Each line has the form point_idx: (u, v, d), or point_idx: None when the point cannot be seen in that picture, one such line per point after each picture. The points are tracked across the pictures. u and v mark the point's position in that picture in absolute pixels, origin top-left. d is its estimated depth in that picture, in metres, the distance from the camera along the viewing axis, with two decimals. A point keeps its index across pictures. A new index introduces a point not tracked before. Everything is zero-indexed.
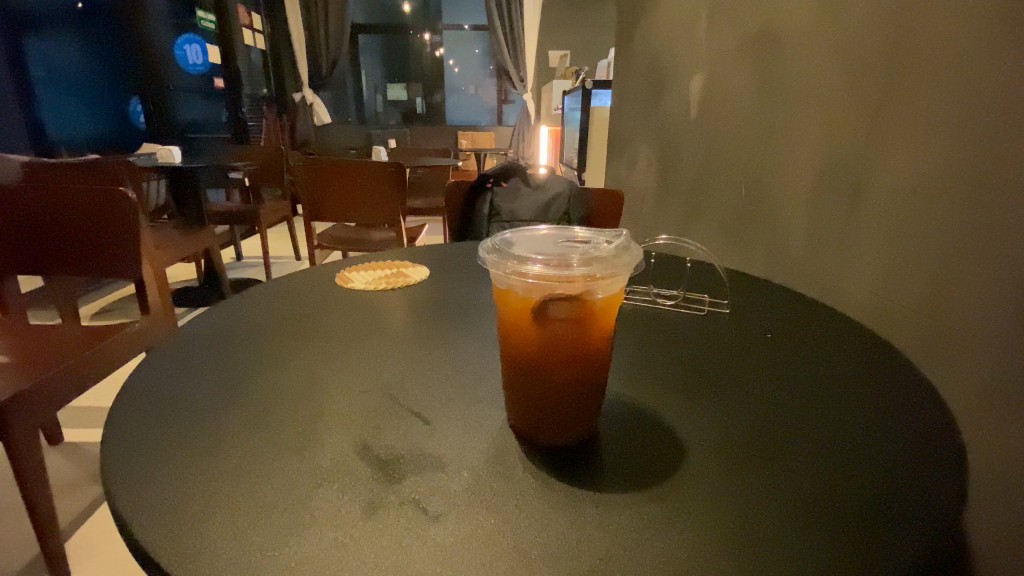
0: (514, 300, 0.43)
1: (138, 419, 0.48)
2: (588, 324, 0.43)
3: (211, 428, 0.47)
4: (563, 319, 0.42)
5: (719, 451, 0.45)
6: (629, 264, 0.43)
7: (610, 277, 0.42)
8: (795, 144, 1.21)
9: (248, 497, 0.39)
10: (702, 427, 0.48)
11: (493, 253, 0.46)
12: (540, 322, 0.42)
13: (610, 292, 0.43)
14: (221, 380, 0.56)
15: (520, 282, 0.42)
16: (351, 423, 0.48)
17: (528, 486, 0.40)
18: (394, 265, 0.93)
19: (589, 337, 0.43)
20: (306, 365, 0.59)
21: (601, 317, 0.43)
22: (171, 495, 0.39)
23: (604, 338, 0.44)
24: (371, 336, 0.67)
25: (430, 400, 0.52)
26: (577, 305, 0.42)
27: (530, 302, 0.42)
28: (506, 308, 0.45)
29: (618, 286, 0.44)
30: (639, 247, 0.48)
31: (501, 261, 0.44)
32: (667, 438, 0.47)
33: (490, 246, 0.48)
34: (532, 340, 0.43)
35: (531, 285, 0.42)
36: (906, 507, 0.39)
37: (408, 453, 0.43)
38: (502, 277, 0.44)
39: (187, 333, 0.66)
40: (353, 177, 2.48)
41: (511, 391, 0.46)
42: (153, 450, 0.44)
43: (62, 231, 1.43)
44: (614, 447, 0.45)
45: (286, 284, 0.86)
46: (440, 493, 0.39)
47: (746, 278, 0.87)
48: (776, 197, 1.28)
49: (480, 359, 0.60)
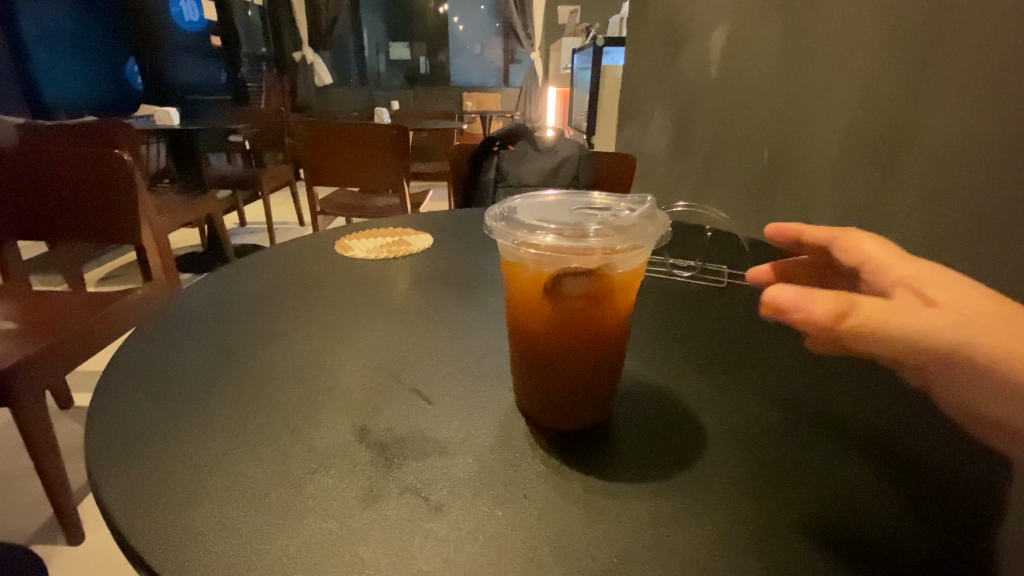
0: (523, 274, 0.40)
1: (128, 396, 0.46)
2: (605, 301, 0.39)
3: (201, 405, 0.45)
4: (578, 297, 0.38)
5: (736, 437, 0.42)
6: (655, 235, 0.40)
7: (633, 250, 0.38)
8: (821, 106, 1.13)
9: (236, 484, 0.36)
10: (721, 411, 0.45)
11: (499, 220, 0.42)
12: (553, 300, 0.39)
13: (631, 267, 0.39)
14: (214, 354, 0.53)
15: (530, 254, 0.38)
16: (349, 403, 0.45)
17: (536, 475, 0.37)
18: (397, 233, 0.89)
19: (606, 316, 0.40)
20: (303, 339, 0.57)
21: (620, 295, 0.40)
22: (156, 482, 0.36)
23: (624, 316, 0.41)
24: (374, 309, 0.64)
25: (433, 378, 0.49)
26: (594, 281, 0.38)
27: (541, 276, 0.39)
28: (513, 282, 0.41)
29: (641, 262, 0.40)
30: (664, 216, 0.43)
31: (509, 229, 0.39)
32: (681, 423, 0.43)
33: (493, 213, 0.44)
34: (544, 317, 0.40)
35: (543, 258, 0.38)
36: (940, 505, 0.35)
37: (409, 436, 0.41)
38: (509, 249, 0.40)
39: (181, 305, 0.64)
40: (355, 142, 2.41)
41: (521, 375, 0.43)
42: (142, 432, 0.41)
43: (59, 194, 1.39)
44: (628, 432, 0.42)
45: (285, 252, 0.83)
46: (443, 481, 0.36)
47: (767, 248, 0.82)
48: (800, 163, 1.21)
49: (486, 334, 0.57)
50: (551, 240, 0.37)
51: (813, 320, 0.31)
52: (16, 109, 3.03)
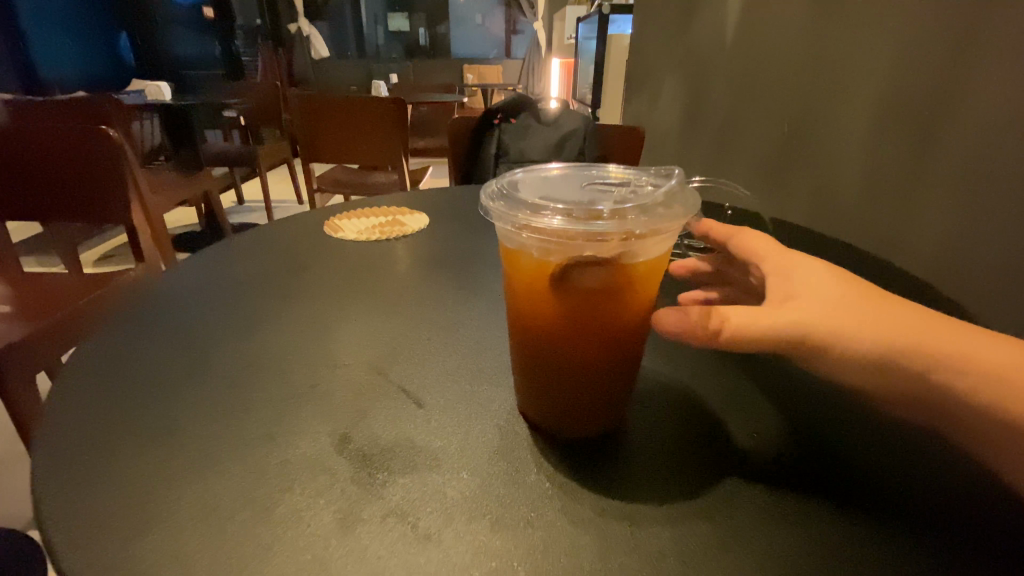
0: (525, 264, 0.34)
1: (85, 403, 0.41)
2: (621, 294, 0.34)
3: (168, 410, 0.40)
4: (589, 290, 0.33)
5: (748, 447, 0.37)
6: (683, 216, 0.34)
7: (657, 235, 0.33)
8: (856, 75, 1.06)
9: (199, 508, 0.32)
10: (729, 415, 0.40)
11: (497, 199, 0.36)
12: (561, 293, 0.33)
13: (650, 254, 0.34)
14: (186, 350, 0.48)
15: (534, 239, 0.33)
16: (332, 407, 0.40)
17: (541, 495, 0.33)
18: (390, 213, 0.83)
19: (621, 311, 0.34)
20: (285, 331, 0.52)
21: (639, 286, 0.34)
22: (108, 507, 0.32)
23: (643, 310, 0.36)
24: (365, 298, 0.59)
25: (425, 377, 0.44)
26: (608, 271, 0.33)
27: (546, 266, 0.33)
28: (512, 271, 0.36)
29: (665, 248, 0.35)
30: (692, 193, 0.38)
31: (510, 210, 0.33)
32: (684, 431, 0.38)
33: (490, 191, 0.38)
34: (547, 312, 0.34)
35: (549, 244, 0.32)
36: (994, 528, 0.31)
37: (397, 446, 0.36)
38: (509, 234, 0.34)
39: (155, 295, 0.58)
40: (352, 116, 2.33)
41: (521, 377, 0.38)
42: (99, 446, 0.37)
43: (44, 173, 1.33)
44: (638, 441, 0.37)
45: (271, 233, 0.77)
46: (435, 502, 0.32)
47: (789, 227, 0.76)
48: (825, 137, 1.14)
49: (486, 325, 0.52)
50: (562, 222, 0.31)
51: (694, 330, 0.34)
52: None
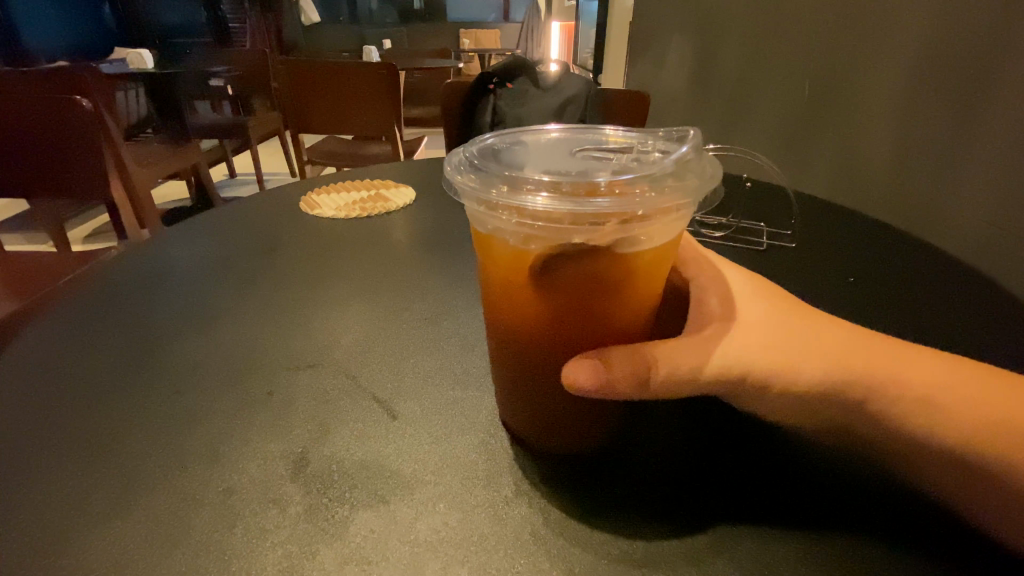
0: (501, 253, 0.28)
1: (16, 420, 0.36)
2: (624, 288, 0.28)
3: (107, 425, 0.35)
4: (578, 285, 0.27)
5: (738, 499, 0.29)
6: (700, 189, 0.27)
7: (667, 216, 0.27)
8: (895, 31, 0.97)
9: (132, 554, 0.27)
10: (709, 452, 0.32)
11: (467, 169, 0.29)
12: (544, 288, 0.27)
13: (659, 239, 0.27)
14: (134, 351, 0.43)
15: (512, 222, 0.26)
16: (289, 421, 0.34)
17: (533, 530, 0.27)
18: (373, 186, 0.76)
19: (623, 307, 0.28)
20: (248, 325, 0.46)
21: (640, 281, 0.28)
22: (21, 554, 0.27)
23: (644, 308, 0.30)
24: (344, 281, 0.53)
25: (400, 380, 0.38)
26: (606, 260, 0.26)
27: (525, 256, 0.27)
28: (486, 260, 0.29)
29: (677, 230, 0.29)
30: (712, 162, 0.31)
31: (480, 185, 0.27)
32: (649, 479, 0.30)
33: (460, 159, 0.32)
34: (525, 311, 0.28)
35: (531, 229, 0.26)
36: None
37: (361, 472, 0.30)
38: (481, 215, 0.28)
39: (109, 287, 0.52)
40: (341, 83, 2.21)
41: (501, 388, 0.32)
42: (18, 475, 0.31)
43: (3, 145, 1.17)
44: (623, 473, 0.31)
45: (242, 209, 0.70)
46: (404, 543, 0.26)
47: (811, 199, 0.70)
48: (856, 99, 1.07)
49: (476, 316, 0.46)
50: (547, 197, 0.25)
51: (609, 387, 0.27)
52: None
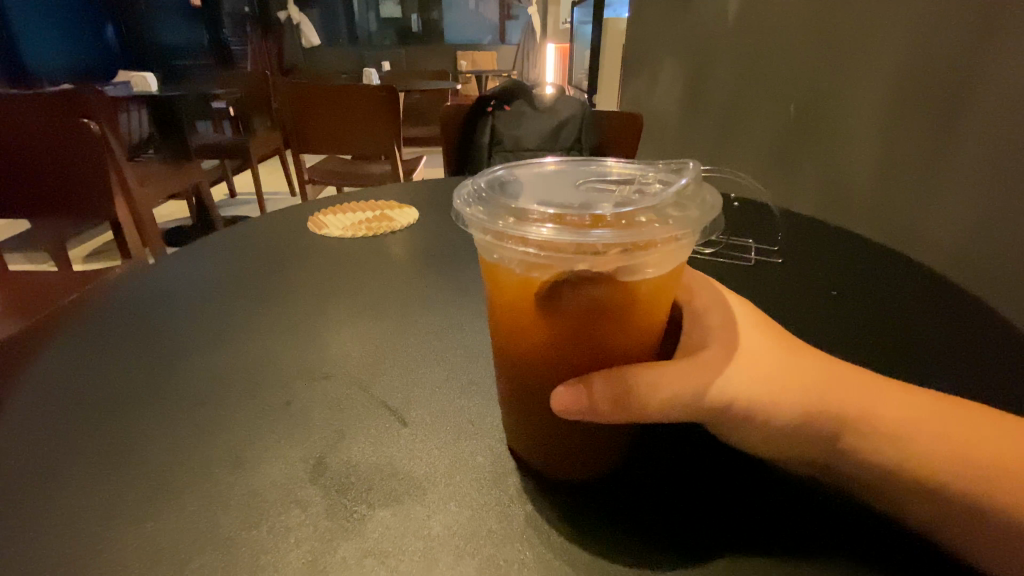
0: (508, 283, 0.30)
1: (50, 428, 0.38)
2: (626, 314, 0.30)
3: (132, 433, 0.37)
4: (580, 310, 0.29)
5: (735, 531, 0.30)
6: (699, 219, 0.30)
7: (668, 244, 0.29)
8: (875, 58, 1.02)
9: (167, 550, 0.29)
10: (707, 486, 0.33)
11: (476, 202, 0.32)
12: (548, 314, 0.30)
13: (659, 267, 0.30)
14: (153, 364, 0.45)
15: (518, 252, 0.29)
16: (309, 428, 0.37)
17: (538, 527, 0.30)
18: (379, 207, 0.79)
19: (625, 331, 0.31)
20: (264, 339, 0.48)
21: (643, 306, 0.31)
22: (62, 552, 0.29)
23: (644, 336, 0.32)
24: (354, 296, 0.56)
25: (412, 389, 0.40)
26: (606, 288, 0.29)
27: (530, 284, 0.30)
28: (492, 289, 0.32)
29: (678, 259, 0.32)
30: (711, 194, 0.34)
31: (488, 217, 0.30)
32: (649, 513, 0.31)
33: (469, 191, 0.35)
34: (531, 335, 0.31)
35: (535, 257, 0.29)
36: None
37: (377, 475, 0.33)
38: (488, 245, 0.31)
39: (129, 302, 0.54)
40: (344, 106, 2.27)
41: (507, 416, 0.34)
42: (50, 480, 0.33)
43: (21, 166, 1.27)
44: (627, 498, 0.32)
45: (252, 228, 0.73)
46: (418, 541, 0.28)
47: (799, 216, 0.73)
48: (841, 120, 1.11)
49: (478, 329, 0.49)
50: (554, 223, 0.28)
51: (589, 410, 0.30)
52: None
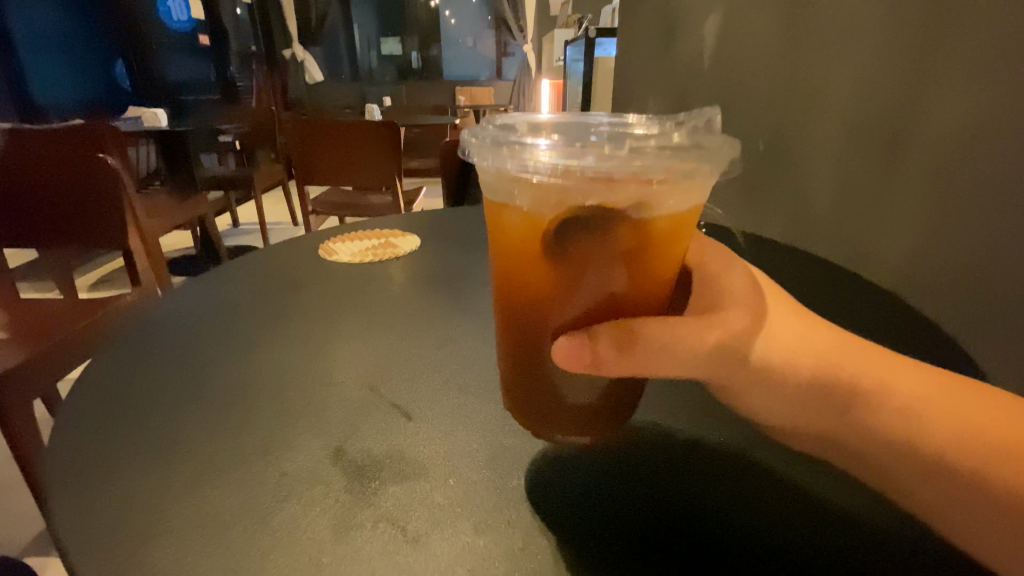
0: (521, 226, 0.34)
1: (96, 418, 0.44)
2: (635, 252, 0.34)
3: (174, 428, 0.42)
4: (589, 248, 0.33)
5: (719, 477, 0.38)
6: (703, 162, 0.34)
7: (666, 177, 0.32)
8: None
9: (206, 515, 0.34)
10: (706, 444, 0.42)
11: (494, 146, 0.36)
12: (558, 252, 0.33)
13: (665, 205, 0.34)
14: (184, 368, 0.51)
15: (532, 191, 0.33)
16: (327, 423, 0.43)
17: (521, 498, 0.35)
18: (384, 235, 0.86)
19: (632, 267, 0.34)
20: (283, 351, 0.54)
21: (650, 247, 0.35)
22: (117, 514, 0.34)
23: (651, 282, 0.36)
24: (362, 314, 0.62)
25: (415, 391, 0.46)
26: (616, 224, 0.33)
27: (541, 223, 0.33)
28: (506, 233, 0.36)
29: (682, 199, 0.34)
30: (718, 145, 0.37)
31: (505, 155, 0.33)
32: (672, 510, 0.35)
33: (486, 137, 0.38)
34: (542, 277, 0.34)
35: (547, 194, 0.32)
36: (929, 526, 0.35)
37: (387, 458, 0.39)
38: (505, 185, 0.34)
39: (160, 316, 0.61)
40: (347, 140, 2.38)
41: (525, 359, 0.38)
42: (101, 459, 0.39)
43: (47, 202, 1.38)
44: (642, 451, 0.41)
45: (269, 255, 0.81)
46: (422, 508, 0.34)
47: (766, 241, 0.80)
48: None
49: (473, 342, 0.55)
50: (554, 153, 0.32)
51: (590, 348, 0.34)
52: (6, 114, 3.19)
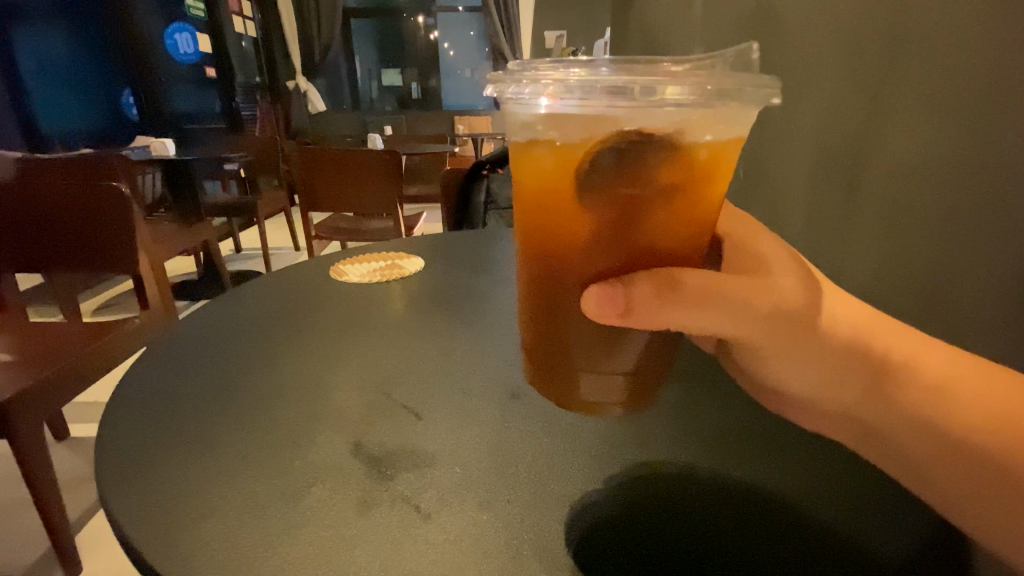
0: (552, 165, 0.34)
1: (136, 420, 0.49)
2: (674, 188, 0.33)
3: (207, 427, 0.47)
4: (623, 184, 0.32)
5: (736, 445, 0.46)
6: (738, 89, 0.33)
7: (702, 107, 0.32)
8: None
9: (242, 499, 0.39)
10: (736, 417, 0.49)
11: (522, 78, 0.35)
12: (589, 190, 0.33)
13: (702, 136, 0.33)
14: (212, 375, 0.56)
15: (561, 126, 0.32)
16: (345, 421, 0.48)
17: (518, 482, 0.40)
18: (389, 257, 0.92)
19: (671, 203, 0.34)
20: (301, 360, 0.60)
21: (690, 186, 0.34)
22: (162, 499, 0.39)
23: (688, 228, 0.36)
24: (373, 328, 0.68)
25: (424, 394, 0.52)
26: (654, 154, 0.32)
27: (574, 160, 0.33)
28: (534, 175, 0.35)
29: (720, 133, 0.34)
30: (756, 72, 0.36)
31: (533, 87, 0.33)
32: (694, 496, 0.40)
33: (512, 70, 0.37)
34: (573, 219, 0.34)
35: (577, 126, 0.32)
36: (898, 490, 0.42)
37: (400, 450, 0.44)
38: (533, 119, 0.34)
39: (184, 330, 0.66)
40: (352, 168, 2.47)
41: (557, 310, 0.37)
42: (143, 453, 0.44)
43: (60, 227, 1.44)
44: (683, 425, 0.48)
45: (282, 276, 0.86)
46: (432, 490, 0.40)
47: None
48: None
49: (476, 352, 0.60)
50: (585, 81, 0.32)
51: (622, 292, 0.33)
52: None
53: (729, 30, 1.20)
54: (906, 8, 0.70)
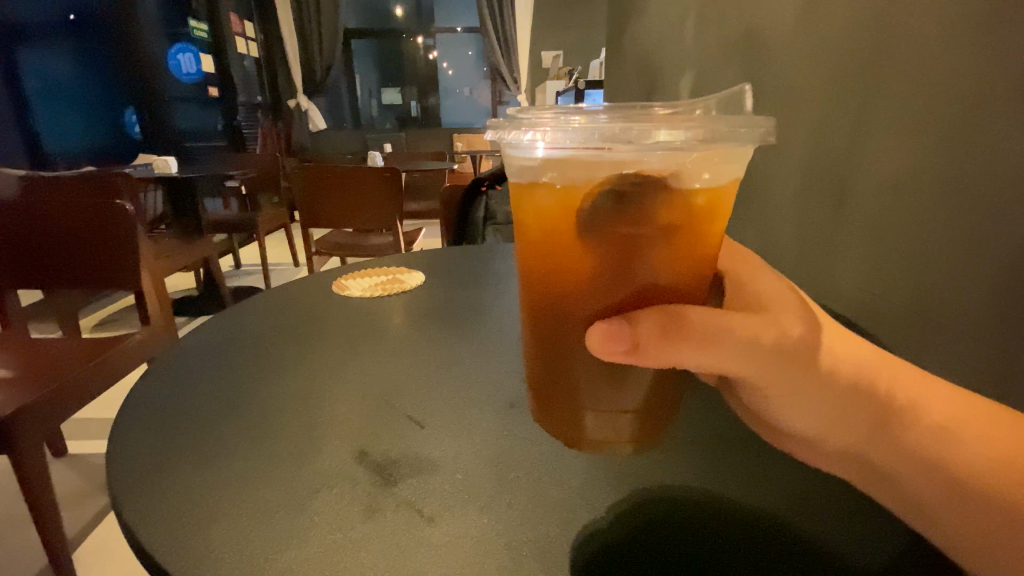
0: (554, 207, 0.36)
1: (144, 430, 0.50)
2: (675, 229, 0.35)
3: (216, 436, 0.49)
4: (623, 225, 0.34)
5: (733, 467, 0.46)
6: (732, 134, 0.35)
7: (695, 149, 0.34)
8: None
9: (251, 504, 0.40)
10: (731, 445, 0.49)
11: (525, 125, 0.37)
12: (590, 231, 0.35)
13: (701, 179, 0.35)
14: (218, 387, 0.58)
15: (563, 170, 0.35)
16: (351, 429, 0.49)
17: (517, 488, 0.42)
18: (390, 272, 0.94)
19: (673, 242, 0.35)
20: (306, 372, 0.61)
21: (689, 226, 0.36)
22: (172, 505, 0.40)
23: (688, 267, 0.37)
24: (375, 341, 0.69)
25: (427, 405, 0.53)
26: (655, 198, 0.34)
27: (576, 202, 0.35)
28: (536, 215, 0.37)
29: (717, 173, 0.36)
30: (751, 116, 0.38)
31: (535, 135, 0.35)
32: (693, 520, 0.40)
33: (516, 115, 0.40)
34: (576, 258, 0.36)
35: (576, 171, 0.34)
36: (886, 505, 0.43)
37: (404, 457, 0.45)
38: (536, 166, 0.36)
39: (191, 345, 0.68)
40: (352, 185, 2.51)
41: (562, 346, 0.39)
42: (152, 463, 0.45)
43: (64, 244, 1.46)
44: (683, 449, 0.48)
45: (286, 291, 0.88)
46: (435, 496, 0.41)
47: None
48: None
49: (476, 365, 0.62)
50: (581, 131, 0.34)
51: (623, 331, 0.35)
52: (19, 161, 3.15)
53: (720, 53, 1.24)
54: (888, 34, 0.74)
